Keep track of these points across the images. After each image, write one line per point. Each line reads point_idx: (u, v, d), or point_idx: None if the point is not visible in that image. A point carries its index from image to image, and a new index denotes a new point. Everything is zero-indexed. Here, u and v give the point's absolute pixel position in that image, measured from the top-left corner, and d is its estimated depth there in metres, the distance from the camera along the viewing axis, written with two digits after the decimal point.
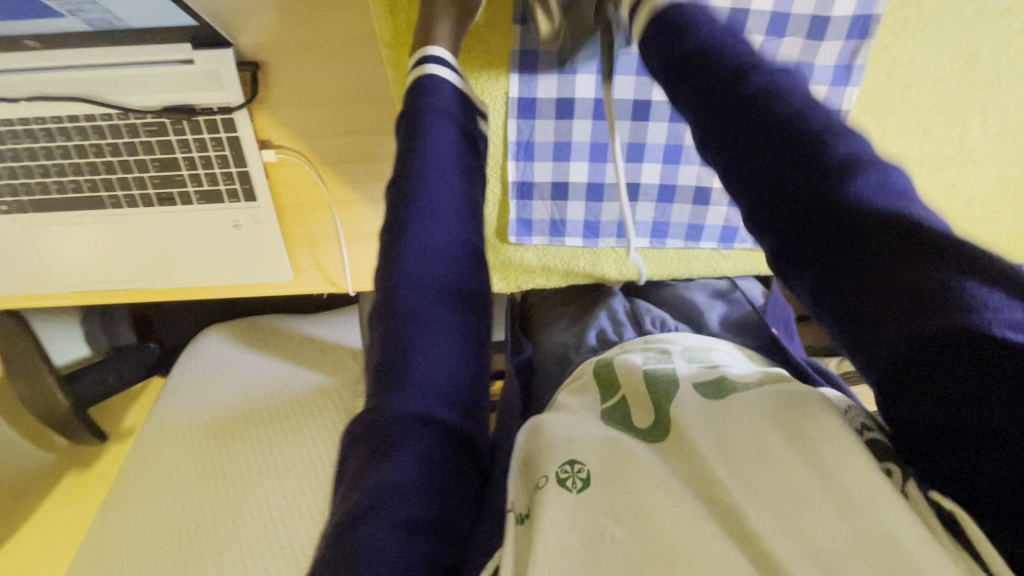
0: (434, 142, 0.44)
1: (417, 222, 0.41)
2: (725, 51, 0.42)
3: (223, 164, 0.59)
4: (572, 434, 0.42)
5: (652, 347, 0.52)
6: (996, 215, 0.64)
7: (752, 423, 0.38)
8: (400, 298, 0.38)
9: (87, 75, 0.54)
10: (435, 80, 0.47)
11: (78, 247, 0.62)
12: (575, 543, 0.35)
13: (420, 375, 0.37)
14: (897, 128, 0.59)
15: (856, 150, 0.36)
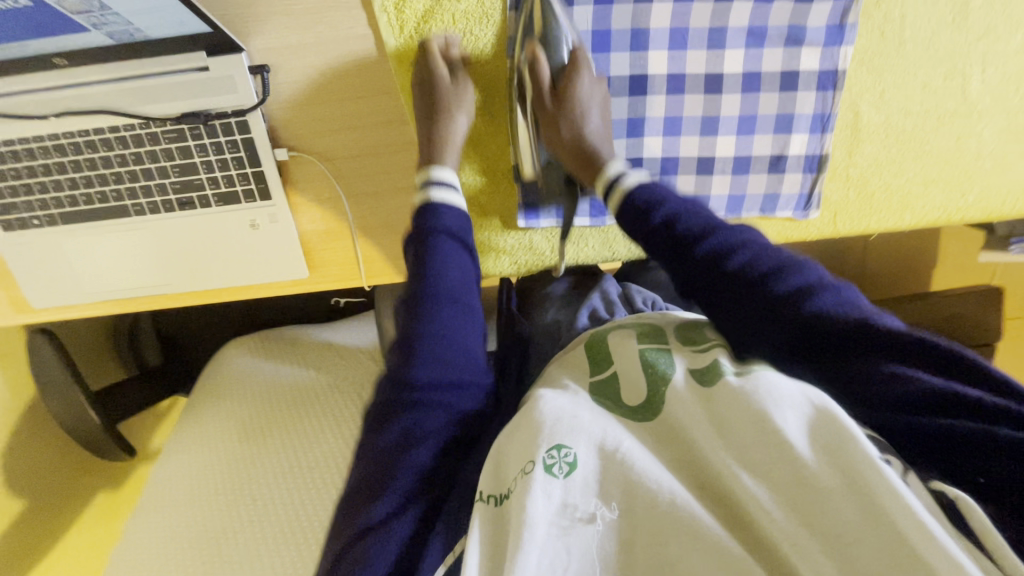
0: (436, 267, 0.56)
1: (426, 326, 0.54)
2: (681, 216, 0.54)
3: (239, 166, 0.61)
4: (566, 416, 0.44)
5: (644, 325, 0.54)
6: (1009, 166, 0.63)
7: (757, 408, 0.39)
8: (403, 392, 0.51)
9: (111, 88, 0.57)
10: (440, 212, 0.59)
11: (106, 256, 0.65)
12: (557, 526, 0.39)
13: (419, 435, 0.49)
14: (897, 83, 0.59)
15: (804, 278, 0.49)
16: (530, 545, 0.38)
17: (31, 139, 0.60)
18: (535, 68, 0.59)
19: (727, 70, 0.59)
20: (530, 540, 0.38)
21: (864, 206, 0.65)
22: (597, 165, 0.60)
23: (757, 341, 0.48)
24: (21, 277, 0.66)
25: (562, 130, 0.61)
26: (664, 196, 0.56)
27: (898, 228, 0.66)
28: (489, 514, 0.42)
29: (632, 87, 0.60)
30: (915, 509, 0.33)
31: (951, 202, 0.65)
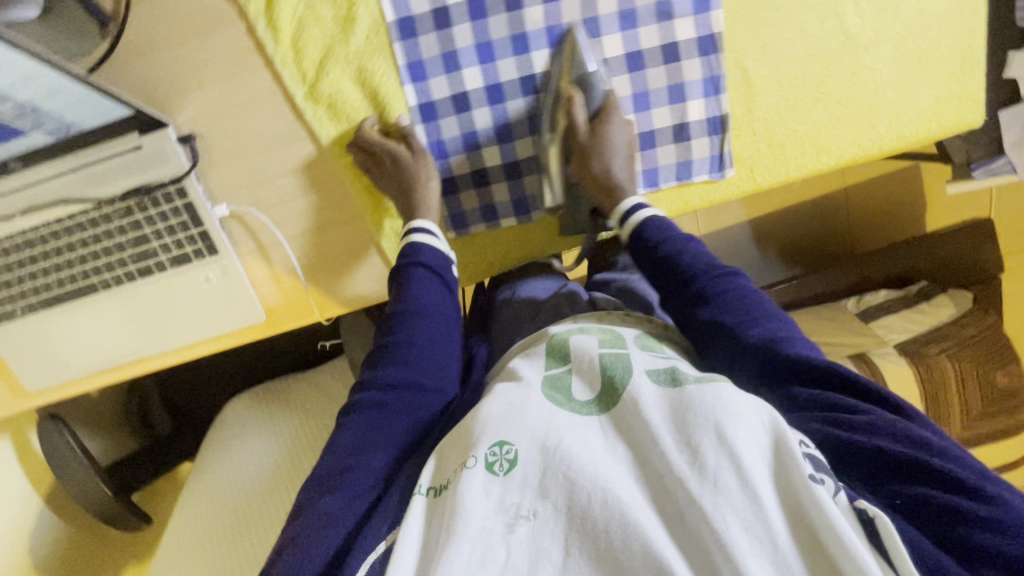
0: (413, 291, 0.60)
1: (395, 344, 0.57)
2: (681, 256, 0.61)
3: (184, 228, 0.67)
4: (509, 411, 0.48)
5: (606, 330, 0.58)
6: (910, 91, 0.64)
7: (708, 415, 0.43)
8: (375, 394, 0.54)
9: (62, 180, 0.64)
10: (420, 244, 0.62)
11: (84, 331, 0.72)
12: (498, 521, 0.42)
13: (372, 441, 0.52)
14: (775, 36, 0.62)
15: (776, 325, 0.56)
16: (462, 533, 0.41)
17: (2, 238, 0.67)
18: (570, 110, 0.62)
19: (609, 55, 0.62)
20: (465, 529, 0.41)
21: (778, 157, 0.66)
22: (617, 197, 0.66)
23: (730, 362, 0.55)
24: (15, 363, 0.72)
25: (594, 165, 0.65)
26: (670, 234, 0.62)
27: (819, 171, 0.67)
28: (424, 504, 0.46)
29: (525, 88, 0.63)
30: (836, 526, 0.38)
31: (864, 137, 0.65)
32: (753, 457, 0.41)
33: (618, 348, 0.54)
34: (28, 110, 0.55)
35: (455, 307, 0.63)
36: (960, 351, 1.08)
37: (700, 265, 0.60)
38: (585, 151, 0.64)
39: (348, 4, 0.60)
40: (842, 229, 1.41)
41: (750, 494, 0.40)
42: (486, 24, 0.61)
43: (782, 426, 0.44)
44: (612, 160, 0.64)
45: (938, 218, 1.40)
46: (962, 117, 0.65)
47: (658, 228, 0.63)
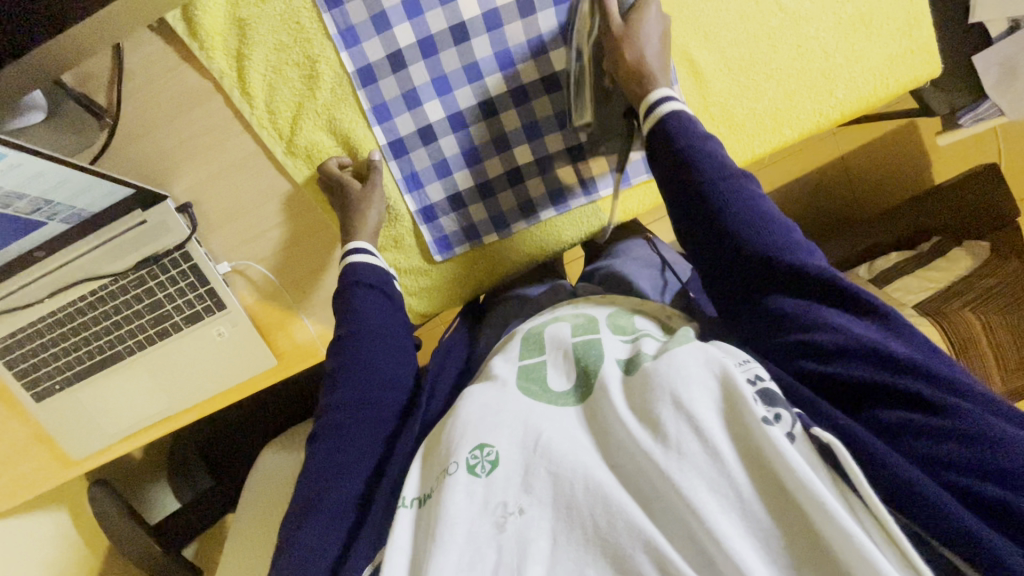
0: (353, 310, 0.61)
1: (344, 370, 0.58)
2: (700, 156, 0.55)
3: (193, 288, 0.72)
4: (485, 413, 0.49)
5: (580, 315, 0.61)
6: (861, 53, 0.64)
7: (670, 386, 0.44)
8: (328, 414, 0.56)
9: (83, 261, 0.70)
10: (359, 262, 0.63)
11: (116, 396, 0.77)
12: (486, 523, 0.43)
13: (338, 468, 0.53)
14: (714, 23, 0.64)
15: (789, 233, 0.53)
16: (449, 540, 0.42)
17: (36, 321, 0.73)
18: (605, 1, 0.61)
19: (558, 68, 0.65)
20: (450, 533, 0.43)
21: (741, 137, 0.67)
22: (647, 87, 0.59)
23: (725, 262, 0.54)
24: (58, 435, 0.78)
25: (627, 53, 0.60)
26: (694, 130, 0.57)
27: (785, 145, 0.68)
28: (411, 515, 0.47)
29: (484, 112, 0.66)
30: (797, 475, 0.39)
31: (823, 104, 0.66)
32: (707, 415, 0.43)
33: (590, 334, 0.57)
34: (44, 204, 0.61)
35: (401, 317, 0.64)
36: (983, 303, 1.04)
37: (718, 164, 0.55)
38: (617, 38, 0.60)
39: (309, 62, 0.65)
40: (845, 195, 1.37)
41: (713, 453, 0.41)
42: (438, 57, 0.64)
43: (730, 374, 0.45)
44: (646, 48, 0.60)
45: (941, 169, 1.37)
46: (918, 69, 0.65)
47: (682, 122, 0.57)
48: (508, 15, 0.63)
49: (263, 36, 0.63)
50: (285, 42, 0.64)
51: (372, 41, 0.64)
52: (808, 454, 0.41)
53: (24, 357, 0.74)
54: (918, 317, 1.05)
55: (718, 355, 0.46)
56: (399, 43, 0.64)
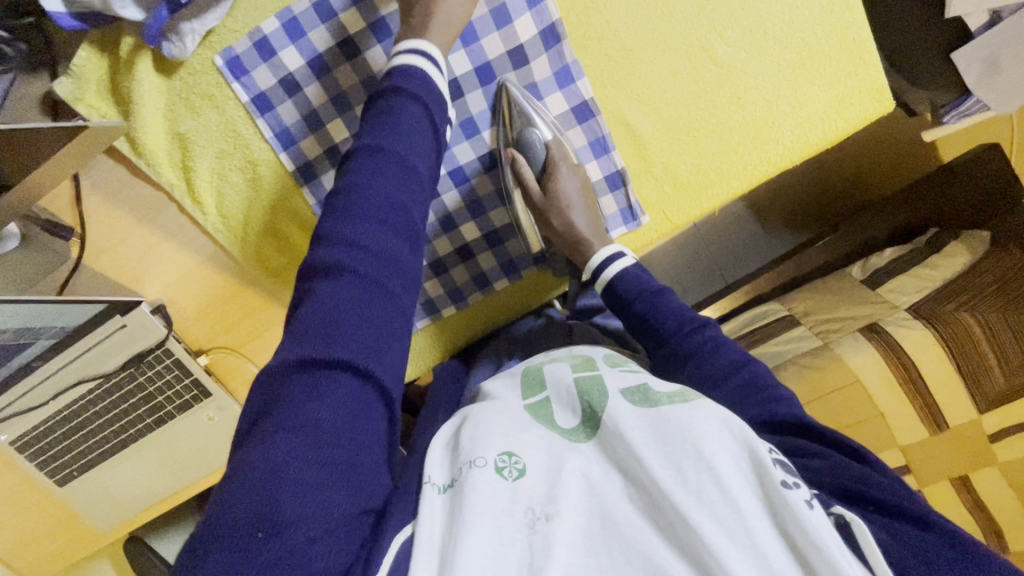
0: (394, 128, 0.52)
1: (378, 182, 0.50)
2: (656, 316, 0.60)
3: (181, 379, 0.77)
4: (504, 429, 0.50)
5: (577, 355, 0.62)
6: (804, 98, 0.62)
7: (700, 435, 0.45)
8: (341, 261, 0.47)
9: (75, 364, 0.73)
10: (406, 68, 0.54)
11: (129, 476, 0.85)
12: (513, 523, 0.43)
13: (348, 333, 0.45)
14: (647, 85, 0.61)
15: (760, 375, 0.56)
16: (475, 527, 0.41)
17: (45, 420, 0.77)
18: (518, 168, 0.64)
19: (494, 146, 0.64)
20: (482, 522, 0.42)
21: (687, 194, 0.66)
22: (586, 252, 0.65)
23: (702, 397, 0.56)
24: (88, 511, 0.87)
25: (558, 222, 0.65)
26: (644, 288, 0.62)
27: (735, 196, 0.66)
28: (436, 499, 0.46)
29: None
30: (818, 538, 0.40)
31: (769, 153, 0.64)
32: (726, 468, 0.44)
33: (590, 371, 0.57)
34: (29, 332, 0.66)
35: (433, 150, 0.55)
36: (984, 302, 1.02)
37: (676, 311, 0.60)
38: (541, 210, 0.66)
39: (251, 165, 0.66)
40: (844, 184, 1.31)
41: (729, 500, 0.43)
42: None
43: (754, 440, 0.46)
44: (573, 214, 0.66)
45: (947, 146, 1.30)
46: (867, 108, 0.62)
47: (629, 277, 0.63)
48: None
49: (204, 148, 0.65)
50: (226, 149, 0.65)
51: (308, 140, 0.65)
52: (825, 523, 0.42)
53: (41, 451, 0.79)
54: (914, 322, 1.03)
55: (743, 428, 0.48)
56: (333, 137, 0.65)
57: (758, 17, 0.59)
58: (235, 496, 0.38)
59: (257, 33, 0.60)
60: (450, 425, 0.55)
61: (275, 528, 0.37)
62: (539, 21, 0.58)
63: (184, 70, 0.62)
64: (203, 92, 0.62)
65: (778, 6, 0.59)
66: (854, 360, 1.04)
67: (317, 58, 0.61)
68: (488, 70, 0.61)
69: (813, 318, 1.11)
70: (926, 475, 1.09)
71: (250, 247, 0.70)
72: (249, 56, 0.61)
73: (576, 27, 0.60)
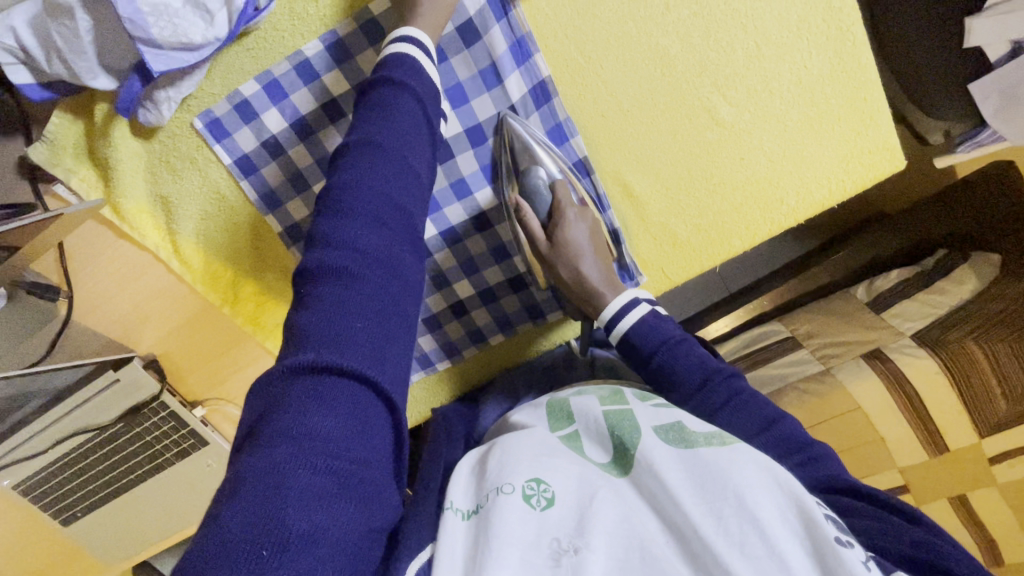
0: (387, 120, 0.46)
1: (371, 177, 0.43)
2: (677, 369, 0.55)
3: (177, 429, 0.77)
4: (536, 454, 0.47)
5: (604, 389, 0.57)
6: (810, 158, 0.59)
7: (743, 474, 0.41)
8: (334, 263, 0.40)
9: (64, 421, 0.71)
10: (401, 57, 0.49)
11: (133, 516, 0.86)
12: (539, 559, 0.39)
13: (342, 340, 0.38)
14: (644, 145, 0.59)
15: (796, 436, 0.52)
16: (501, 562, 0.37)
17: (38, 472, 0.75)
18: (522, 215, 0.60)
19: (484, 206, 0.62)
20: (510, 554, 0.38)
21: (686, 254, 0.63)
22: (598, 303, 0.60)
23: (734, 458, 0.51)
24: (97, 546, 0.89)
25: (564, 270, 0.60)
26: (665, 339, 0.56)
27: (736, 255, 0.64)
28: (458, 525, 0.42)
29: None
30: None
31: (774, 213, 0.61)
32: (773, 520, 0.38)
33: (620, 404, 0.53)
34: (24, 397, 0.64)
35: (429, 149, 0.49)
36: (989, 331, 0.99)
37: (701, 362, 0.55)
38: (551, 263, 0.60)
39: (237, 225, 0.64)
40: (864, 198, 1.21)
41: (778, 558, 0.37)
42: None
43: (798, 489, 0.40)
44: (582, 263, 0.60)
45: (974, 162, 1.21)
46: (877, 168, 0.59)
47: (647, 329, 0.57)
48: None
49: (188, 210, 0.63)
50: (209, 211, 0.63)
51: (293, 201, 0.63)
52: None
53: (39, 498, 0.79)
54: (915, 348, 1.03)
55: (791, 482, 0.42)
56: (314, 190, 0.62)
57: (763, 77, 0.56)
58: (234, 512, 0.31)
59: (237, 96, 0.57)
60: (479, 451, 0.52)
61: (279, 548, 0.31)
62: (529, 81, 0.56)
63: (163, 133, 0.60)
64: (185, 155, 0.61)
65: (785, 64, 0.56)
66: (854, 385, 1.03)
67: (301, 120, 0.59)
68: (478, 131, 0.59)
69: (815, 340, 1.10)
70: (919, 493, 1.06)
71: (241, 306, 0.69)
72: (230, 119, 0.58)
73: (570, 88, 0.57)
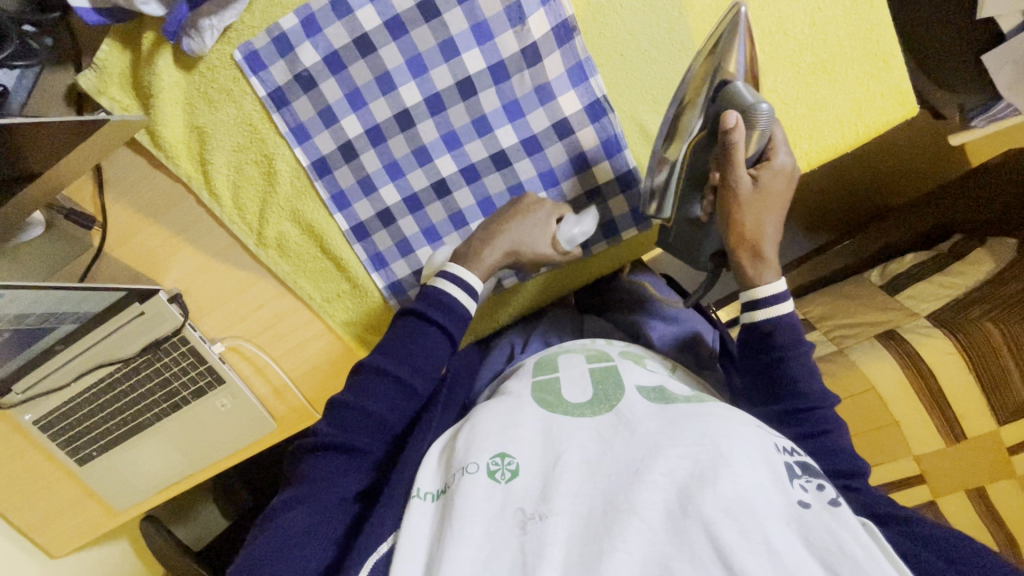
0: (437, 311, 0.58)
1: (403, 350, 0.57)
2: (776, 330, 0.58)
3: (195, 366, 0.76)
4: (505, 425, 0.49)
5: (592, 348, 0.61)
6: (822, 101, 0.60)
7: (703, 428, 0.44)
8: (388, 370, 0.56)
9: (95, 349, 0.73)
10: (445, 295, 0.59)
11: (145, 459, 0.85)
12: (505, 525, 0.43)
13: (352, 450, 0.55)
14: (660, 87, 0.64)
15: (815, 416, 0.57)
16: (467, 535, 0.42)
17: (64, 403, 0.76)
18: (728, 142, 0.54)
19: (505, 145, 0.65)
20: (470, 529, 0.42)
21: None
22: (765, 273, 0.59)
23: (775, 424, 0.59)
24: (106, 492, 0.87)
25: (746, 222, 0.59)
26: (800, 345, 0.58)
27: None
28: (428, 507, 0.47)
29: (439, 192, 0.68)
30: (829, 525, 0.38)
31: None
32: (741, 464, 0.41)
33: (605, 362, 0.57)
34: (54, 318, 0.65)
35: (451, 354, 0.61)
36: (1006, 312, 0.97)
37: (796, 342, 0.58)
38: (739, 203, 0.58)
39: (266, 160, 0.67)
40: (876, 183, 1.21)
41: (744, 500, 0.39)
42: (408, 172, 0.67)
43: (767, 451, 0.43)
44: (765, 219, 0.59)
45: (987, 145, 1.21)
46: (889, 112, 0.61)
47: (784, 327, 0.58)
48: (450, 98, 0.64)
49: (222, 142, 0.66)
50: (242, 144, 0.66)
51: (322, 136, 0.66)
52: (847, 520, 0.39)
53: (60, 433, 0.79)
54: (929, 328, 1.02)
55: (783, 455, 0.45)
56: (386, 204, 0.69)
57: (777, 18, 0.59)
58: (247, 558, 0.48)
59: (276, 29, 0.61)
60: (452, 429, 0.54)
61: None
62: (553, 17, 0.60)
63: (203, 65, 0.63)
64: (222, 87, 0.64)
65: (800, 6, 0.59)
66: (868, 365, 1.01)
67: (332, 54, 0.62)
68: (501, 69, 0.62)
69: (828, 323, 1.11)
70: (938, 486, 1.03)
71: (319, 305, 0.76)
72: (267, 51, 0.62)
73: (590, 28, 0.63)
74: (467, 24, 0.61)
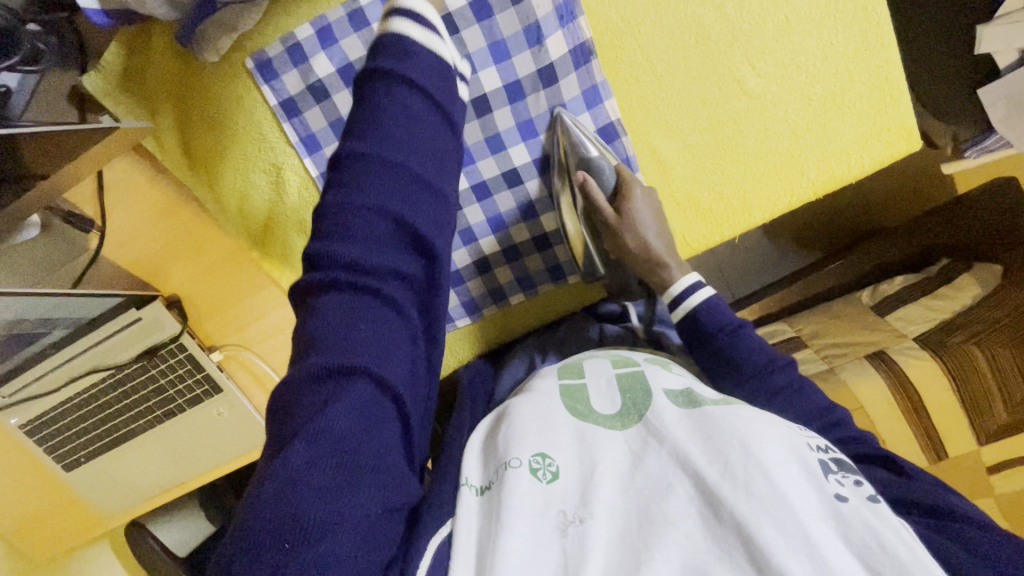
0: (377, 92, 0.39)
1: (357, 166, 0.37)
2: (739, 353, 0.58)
3: (192, 373, 0.75)
4: (543, 425, 0.48)
5: (617, 354, 0.61)
6: (832, 131, 0.62)
7: (733, 426, 0.43)
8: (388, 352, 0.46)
9: (87, 354, 0.71)
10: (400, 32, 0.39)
11: (134, 467, 0.83)
12: (547, 526, 0.42)
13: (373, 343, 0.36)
14: (674, 112, 0.63)
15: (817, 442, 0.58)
16: (515, 528, 0.40)
17: (53, 408, 0.74)
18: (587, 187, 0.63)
19: (517, 163, 0.64)
20: (518, 523, 0.41)
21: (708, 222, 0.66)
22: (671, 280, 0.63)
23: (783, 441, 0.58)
24: (92, 498, 0.84)
25: (630, 240, 0.63)
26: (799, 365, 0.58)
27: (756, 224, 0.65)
28: (474, 499, 0.46)
29: None
30: (864, 524, 0.38)
31: (794, 185, 0.64)
32: (775, 465, 0.40)
33: (631, 367, 0.56)
34: (49, 323, 0.63)
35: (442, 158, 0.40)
36: (993, 335, 1.01)
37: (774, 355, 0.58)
38: (617, 232, 0.64)
39: (275, 168, 0.66)
40: (868, 206, 1.24)
41: (781, 500, 0.38)
42: None
43: (798, 448, 0.43)
44: (648, 233, 0.63)
45: (974, 174, 1.25)
46: (893, 146, 0.62)
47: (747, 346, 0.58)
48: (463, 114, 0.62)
49: (229, 148, 0.65)
50: (249, 152, 0.65)
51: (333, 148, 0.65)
52: (881, 520, 0.39)
53: (47, 439, 0.77)
54: (917, 350, 1.04)
55: (812, 451, 0.44)
56: None
57: (791, 50, 0.61)
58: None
59: (291, 39, 0.60)
60: (486, 424, 0.54)
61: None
62: (571, 38, 0.60)
63: (213, 72, 0.62)
64: (231, 95, 0.63)
65: (811, 41, 0.60)
66: (857, 385, 1.04)
67: (347, 67, 0.62)
68: (517, 88, 0.62)
69: (819, 341, 1.12)
70: None
71: None
72: (280, 60, 0.61)
73: (608, 51, 0.62)
74: (484, 41, 0.59)
